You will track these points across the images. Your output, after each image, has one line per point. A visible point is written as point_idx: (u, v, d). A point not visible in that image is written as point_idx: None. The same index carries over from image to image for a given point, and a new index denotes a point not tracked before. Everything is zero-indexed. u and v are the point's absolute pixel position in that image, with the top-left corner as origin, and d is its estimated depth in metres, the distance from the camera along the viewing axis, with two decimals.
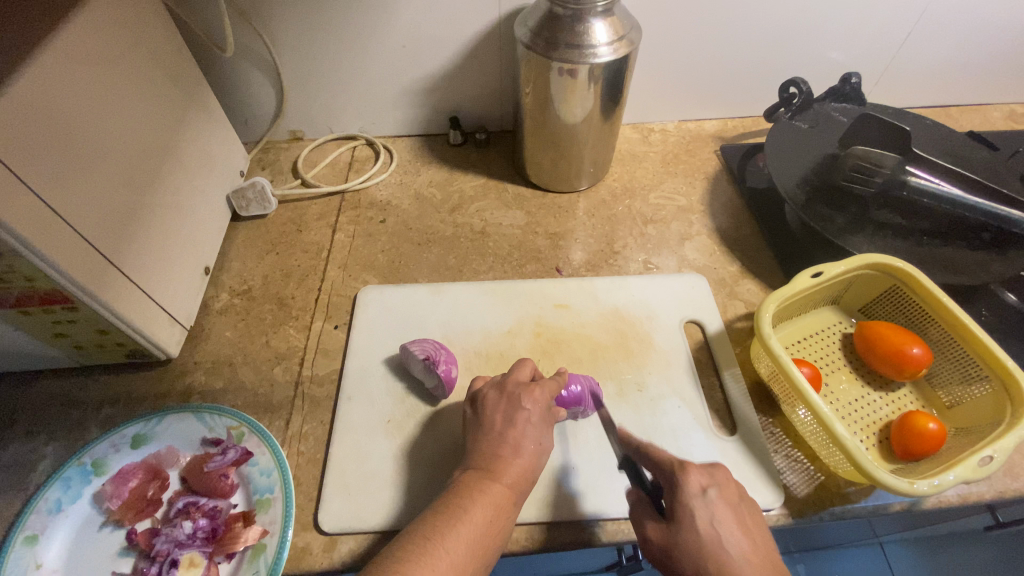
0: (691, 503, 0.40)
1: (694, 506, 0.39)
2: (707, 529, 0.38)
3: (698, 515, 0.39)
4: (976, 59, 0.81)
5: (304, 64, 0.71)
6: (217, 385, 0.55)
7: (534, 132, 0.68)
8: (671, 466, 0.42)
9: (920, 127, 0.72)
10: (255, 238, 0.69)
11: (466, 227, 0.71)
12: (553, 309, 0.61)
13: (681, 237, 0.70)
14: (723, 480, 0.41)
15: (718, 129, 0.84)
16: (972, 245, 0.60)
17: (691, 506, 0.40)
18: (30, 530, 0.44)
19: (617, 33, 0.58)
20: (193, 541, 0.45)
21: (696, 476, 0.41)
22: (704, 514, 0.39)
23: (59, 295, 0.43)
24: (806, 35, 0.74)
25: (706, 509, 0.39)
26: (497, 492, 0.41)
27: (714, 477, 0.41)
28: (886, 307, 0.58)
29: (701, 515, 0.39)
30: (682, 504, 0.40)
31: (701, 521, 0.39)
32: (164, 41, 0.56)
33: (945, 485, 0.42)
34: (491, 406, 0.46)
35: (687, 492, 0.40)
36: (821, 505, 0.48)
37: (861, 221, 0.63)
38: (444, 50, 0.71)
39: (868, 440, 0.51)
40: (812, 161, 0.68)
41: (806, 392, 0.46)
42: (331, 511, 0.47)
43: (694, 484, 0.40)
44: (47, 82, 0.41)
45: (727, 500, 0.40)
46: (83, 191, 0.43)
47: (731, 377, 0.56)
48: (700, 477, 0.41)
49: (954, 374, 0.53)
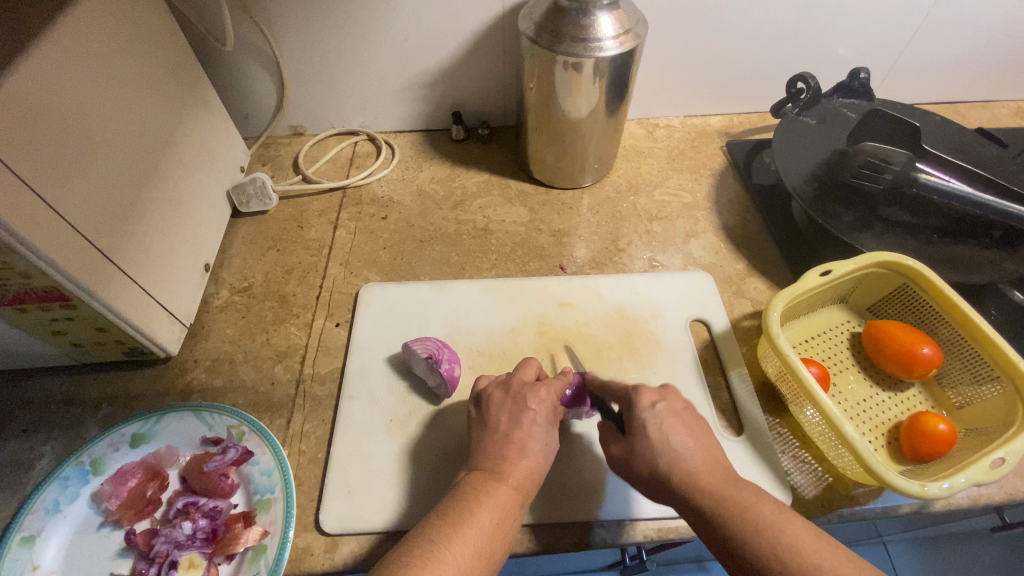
0: (643, 415, 0.43)
1: (645, 416, 0.42)
2: (658, 434, 0.41)
3: (649, 424, 0.42)
4: (985, 55, 0.79)
5: (306, 58, 0.70)
6: (218, 383, 0.55)
7: (539, 128, 0.67)
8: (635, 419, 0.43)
9: (930, 123, 0.71)
10: (256, 234, 0.68)
11: (469, 224, 0.70)
12: (557, 308, 0.60)
13: (686, 234, 0.69)
14: (670, 395, 0.44)
15: (724, 125, 0.83)
16: (981, 243, 0.59)
17: (643, 418, 0.43)
18: (27, 531, 0.44)
19: (623, 27, 0.57)
20: (192, 542, 0.45)
21: (647, 394, 0.44)
22: (653, 421, 0.42)
23: (57, 292, 0.43)
24: (814, 29, 0.73)
25: (655, 417, 0.42)
26: (503, 494, 0.40)
27: (663, 395, 0.44)
28: (896, 306, 0.57)
29: (651, 423, 0.42)
30: (635, 418, 0.43)
31: (651, 428, 0.42)
32: (163, 34, 0.55)
33: (956, 487, 0.41)
34: (496, 406, 0.45)
35: (638, 407, 0.43)
36: (829, 506, 0.47)
37: (870, 218, 0.62)
38: (447, 43, 0.70)
39: (877, 441, 0.50)
40: (820, 157, 0.67)
41: (815, 392, 0.46)
42: (333, 512, 0.46)
43: (644, 400, 0.44)
44: (44, 75, 0.40)
45: (675, 412, 0.43)
46: (81, 186, 0.43)
47: (738, 377, 0.55)
48: (651, 395, 0.44)
49: (965, 374, 0.52)
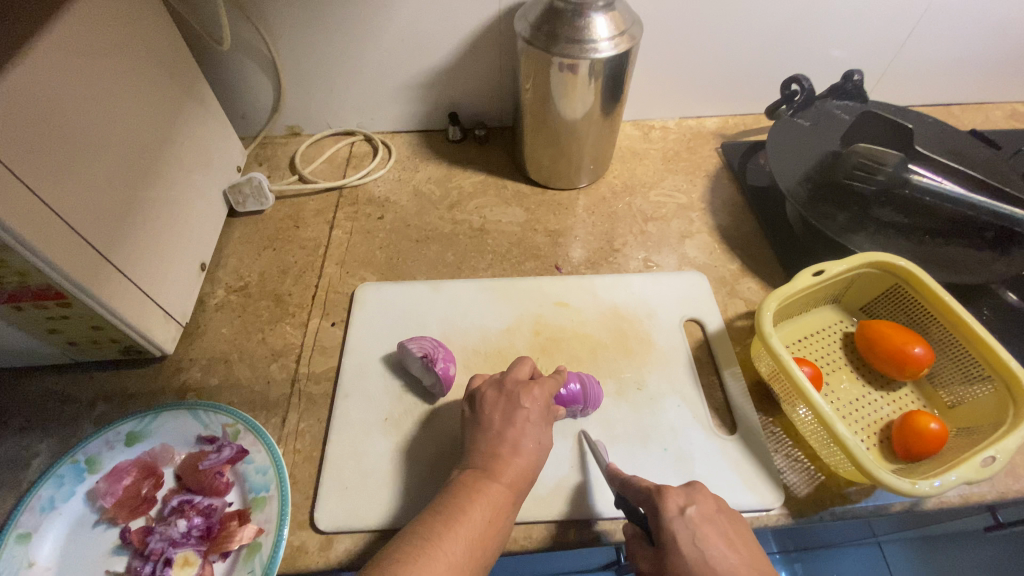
0: (673, 526, 0.39)
1: (675, 529, 0.39)
2: (693, 551, 0.38)
3: (681, 538, 0.39)
4: (978, 58, 0.80)
5: (303, 58, 0.70)
6: (213, 381, 0.55)
7: (535, 129, 0.68)
8: (649, 494, 0.41)
9: (923, 124, 0.72)
10: (252, 233, 0.68)
11: (465, 224, 0.70)
12: (553, 307, 0.61)
13: (681, 235, 0.69)
14: (700, 497, 0.41)
15: (720, 127, 0.84)
16: (974, 244, 0.59)
17: (673, 530, 0.39)
18: (23, 528, 0.44)
19: (618, 29, 0.57)
20: (186, 540, 0.45)
21: (673, 496, 0.40)
22: (685, 534, 0.39)
23: (53, 291, 0.43)
24: (808, 32, 0.74)
25: (687, 529, 0.39)
26: (495, 492, 0.40)
27: (692, 496, 0.41)
28: (888, 306, 0.58)
29: (683, 535, 0.39)
30: (663, 530, 0.39)
31: (685, 541, 0.38)
32: (159, 34, 0.55)
33: (947, 486, 0.42)
34: (490, 404, 0.46)
35: (666, 516, 0.40)
36: (820, 505, 0.48)
37: (863, 219, 0.62)
38: (443, 45, 0.70)
39: (869, 440, 0.51)
40: (814, 158, 0.67)
41: (808, 391, 0.46)
42: (328, 509, 0.47)
43: (672, 506, 0.40)
44: (41, 75, 0.40)
45: (708, 516, 0.40)
46: (78, 185, 0.43)
47: (731, 376, 0.56)
48: (678, 498, 0.41)
49: (957, 374, 0.52)
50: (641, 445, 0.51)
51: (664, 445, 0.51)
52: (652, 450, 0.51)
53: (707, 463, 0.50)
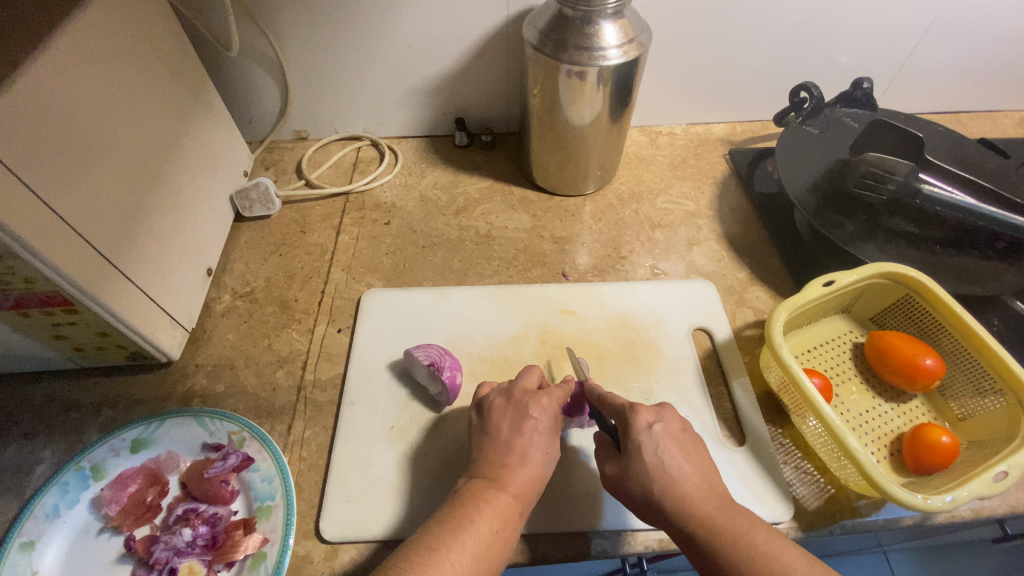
0: (639, 437, 0.41)
1: (641, 439, 0.41)
2: (653, 458, 0.40)
3: (645, 447, 0.41)
4: (988, 66, 0.80)
5: (310, 64, 0.70)
6: (219, 388, 0.55)
7: (542, 135, 0.67)
8: (621, 409, 0.44)
9: (933, 133, 0.71)
10: (258, 239, 0.68)
11: (471, 230, 0.70)
12: (559, 315, 0.60)
13: (689, 242, 0.69)
14: (668, 415, 0.43)
15: (727, 133, 0.83)
16: (984, 255, 0.59)
17: (639, 440, 0.41)
18: (26, 536, 0.44)
19: (627, 36, 0.57)
20: (192, 550, 0.44)
21: (643, 412, 0.43)
22: (649, 445, 0.41)
23: (60, 297, 0.43)
24: (816, 38, 0.73)
25: (652, 441, 0.41)
26: (502, 502, 0.40)
27: (660, 414, 0.43)
28: (898, 317, 0.57)
29: (647, 446, 0.41)
30: (630, 440, 0.42)
31: (647, 451, 0.41)
32: (167, 39, 0.55)
33: (959, 501, 0.41)
34: (498, 413, 0.45)
35: (635, 428, 0.42)
36: (831, 518, 0.47)
37: (872, 229, 0.62)
38: (450, 50, 0.70)
39: (879, 453, 0.50)
40: (823, 166, 0.67)
41: (818, 403, 0.45)
42: (334, 519, 0.46)
43: (641, 421, 0.42)
44: (50, 81, 0.40)
45: (673, 433, 0.42)
46: (85, 191, 0.43)
47: (741, 387, 0.55)
48: (648, 415, 0.43)
49: (968, 386, 0.52)
50: None
51: None
52: None
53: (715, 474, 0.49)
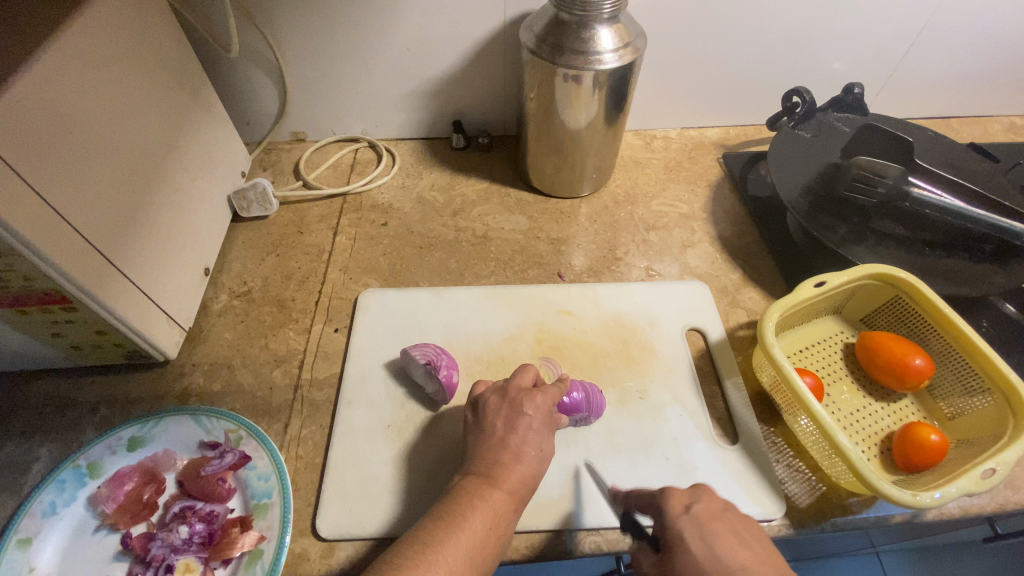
0: (679, 524, 0.39)
1: (682, 526, 0.39)
2: (701, 547, 0.37)
3: (687, 534, 0.38)
4: (976, 73, 0.81)
5: (309, 67, 0.71)
6: (216, 387, 0.55)
7: (539, 138, 0.68)
8: (656, 496, 0.42)
9: (923, 138, 0.72)
10: (256, 239, 0.68)
11: (468, 231, 0.71)
12: (555, 315, 0.61)
13: (682, 244, 0.70)
14: (706, 499, 0.41)
15: (721, 137, 0.84)
16: (973, 257, 0.60)
17: (679, 528, 0.39)
18: (24, 533, 0.44)
19: (622, 41, 0.58)
20: (188, 547, 0.44)
21: (678, 497, 0.41)
22: (692, 532, 0.38)
23: (58, 295, 0.43)
24: (809, 44, 0.74)
25: (693, 527, 0.39)
26: (497, 500, 0.40)
27: (698, 495, 0.41)
28: (889, 317, 0.58)
29: (690, 532, 0.38)
30: (670, 527, 0.39)
31: (692, 537, 0.38)
32: (166, 41, 0.55)
33: (947, 498, 0.42)
34: (492, 411, 0.46)
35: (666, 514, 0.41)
36: (821, 515, 0.48)
37: (863, 231, 0.62)
38: (448, 53, 0.71)
39: (869, 451, 0.51)
40: (815, 169, 0.68)
41: (809, 402, 0.46)
42: (330, 517, 0.47)
43: (677, 505, 0.40)
44: (52, 81, 0.41)
45: (715, 513, 0.40)
46: (84, 191, 0.43)
47: (733, 386, 0.56)
48: (683, 498, 0.41)
49: (956, 386, 0.53)
50: (643, 455, 0.51)
51: (666, 455, 0.51)
52: (654, 459, 0.51)
53: (709, 473, 0.50)
